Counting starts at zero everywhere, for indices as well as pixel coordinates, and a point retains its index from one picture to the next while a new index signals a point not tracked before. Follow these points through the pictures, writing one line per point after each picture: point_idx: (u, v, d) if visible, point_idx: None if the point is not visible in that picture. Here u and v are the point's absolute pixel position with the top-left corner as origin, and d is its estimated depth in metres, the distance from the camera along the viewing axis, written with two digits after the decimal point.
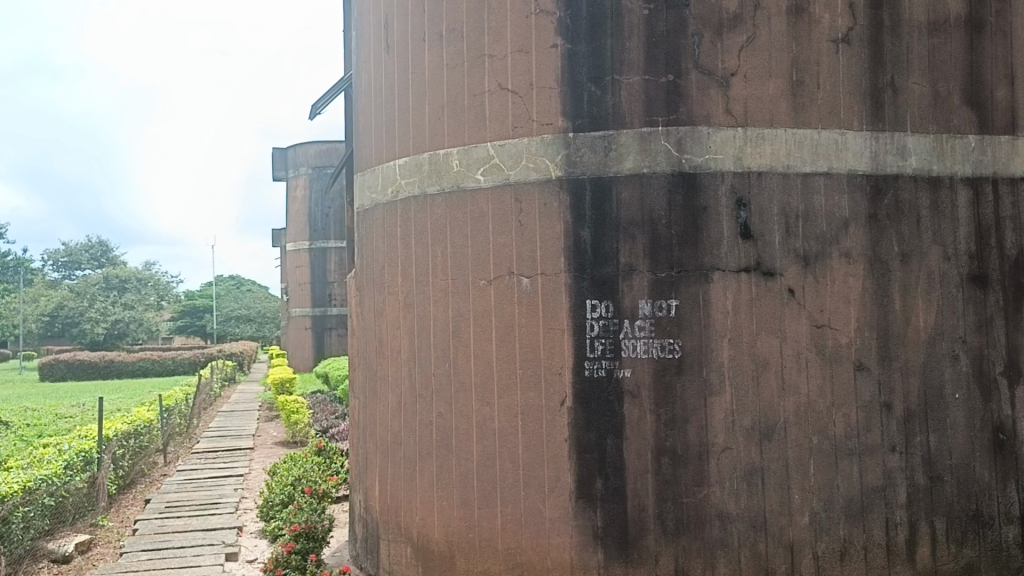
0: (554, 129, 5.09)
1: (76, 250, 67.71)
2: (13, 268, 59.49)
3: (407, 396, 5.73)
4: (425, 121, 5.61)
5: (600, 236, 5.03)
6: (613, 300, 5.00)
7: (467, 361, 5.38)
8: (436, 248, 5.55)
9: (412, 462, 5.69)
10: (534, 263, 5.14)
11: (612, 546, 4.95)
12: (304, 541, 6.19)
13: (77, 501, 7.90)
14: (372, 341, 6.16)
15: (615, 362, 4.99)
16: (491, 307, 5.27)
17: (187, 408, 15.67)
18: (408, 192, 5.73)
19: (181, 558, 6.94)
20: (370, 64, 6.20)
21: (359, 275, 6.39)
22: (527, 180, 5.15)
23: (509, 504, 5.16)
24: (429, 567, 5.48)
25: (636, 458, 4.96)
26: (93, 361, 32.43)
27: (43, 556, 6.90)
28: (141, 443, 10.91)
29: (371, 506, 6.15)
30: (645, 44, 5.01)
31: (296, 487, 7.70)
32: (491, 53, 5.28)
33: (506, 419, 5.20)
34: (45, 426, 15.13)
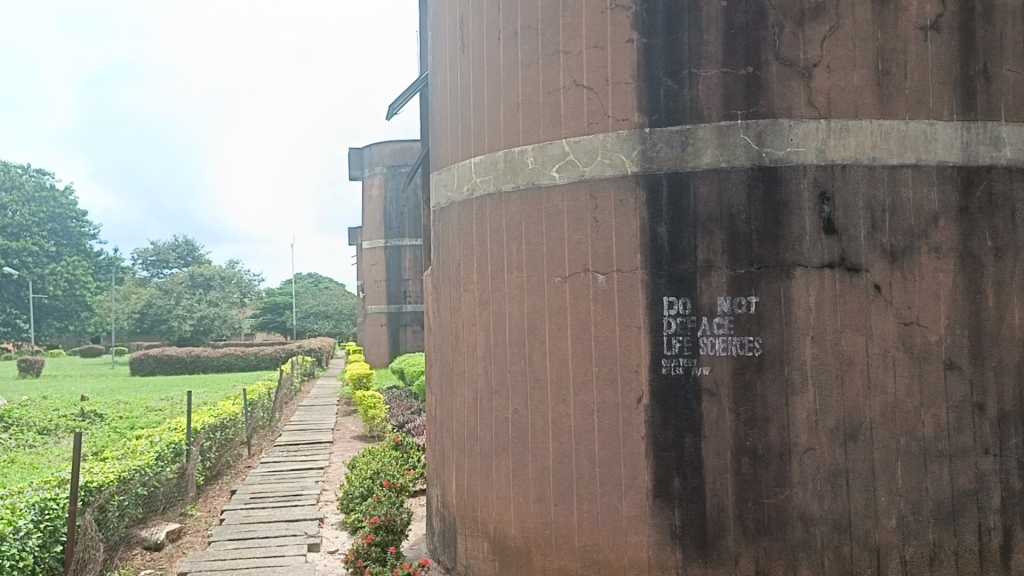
0: (630, 125, 5.05)
1: (164, 249, 70.48)
2: (107, 267, 62.33)
3: (484, 392, 5.78)
4: (501, 119, 5.64)
5: (677, 231, 4.96)
6: (690, 297, 4.93)
7: (542, 358, 5.38)
8: (511, 246, 5.57)
9: (488, 458, 5.73)
10: (609, 260, 5.11)
11: (691, 546, 4.89)
12: (383, 534, 6.33)
13: (168, 491, 8.21)
14: (449, 337, 6.23)
15: (693, 359, 4.93)
16: (567, 303, 5.26)
17: (270, 402, 16.13)
18: (484, 189, 5.77)
19: (266, 547, 7.15)
20: (446, 63, 6.26)
21: (436, 272, 6.47)
22: (602, 177, 5.12)
23: (586, 502, 5.15)
24: (506, 563, 5.52)
25: (715, 457, 4.89)
26: (181, 356, 33.70)
27: (137, 543, 7.20)
28: (227, 435, 11.29)
29: (448, 500, 6.23)
30: (724, 36, 4.92)
31: (375, 480, 7.85)
32: (566, 50, 5.27)
33: (582, 417, 5.19)
34: (136, 419, 15.79)
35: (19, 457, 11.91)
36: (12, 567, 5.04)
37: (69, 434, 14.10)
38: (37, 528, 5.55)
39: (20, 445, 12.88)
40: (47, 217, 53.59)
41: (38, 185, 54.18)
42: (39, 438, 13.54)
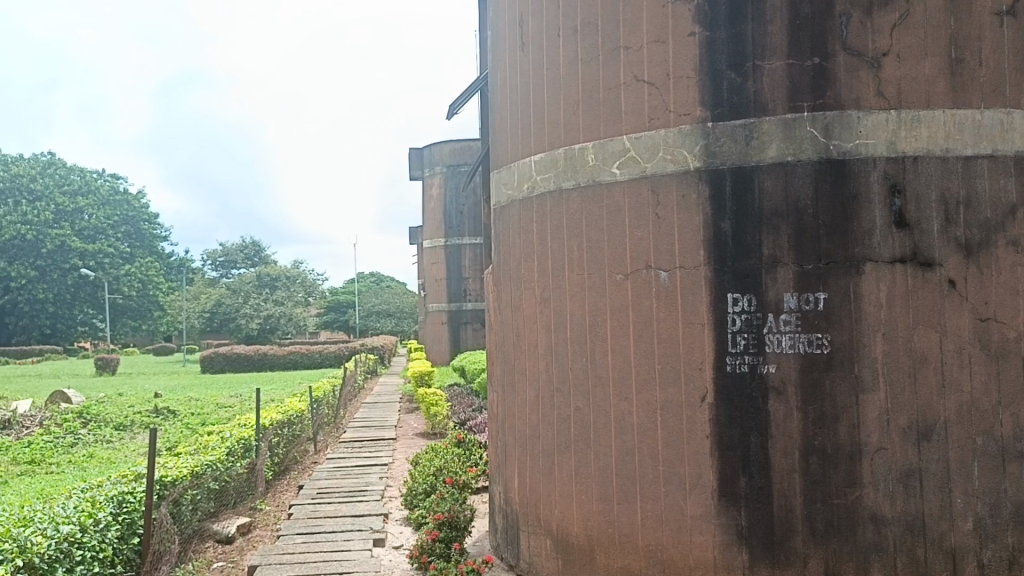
0: (693, 119, 4.99)
1: (232, 250, 72.32)
2: (178, 268, 64.25)
3: (545, 389, 5.78)
4: (562, 116, 5.63)
5: (741, 227, 4.89)
6: (756, 293, 4.85)
7: (604, 356, 5.36)
8: (572, 243, 5.56)
9: (550, 456, 5.73)
10: (672, 256, 5.05)
11: (757, 547, 4.81)
12: (447, 530, 6.42)
13: (238, 485, 8.43)
14: (510, 335, 6.25)
15: (759, 357, 4.85)
16: (629, 301, 5.22)
17: (334, 399, 16.41)
18: (544, 187, 5.77)
19: (332, 542, 7.28)
20: (506, 62, 6.27)
21: (497, 270, 6.49)
22: (664, 172, 5.07)
23: (650, 501, 5.11)
24: (569, 561, 5.51)
25: (782, 457, 4.80)
26: (248, 354, 34.55)
27: (209, 536, 7.41)
28: (294, 431, 11.53)
29: (510, 498, 6.24)
30: (788, 27, 4.82)
31: (438, 476, 7.97)
32: (626, 45, 5.22)
33: (645, 415, 5.15)
34: (207, 415, 16.25)
35: (98, 452, 12.37)
36: (93, 558, 5.22)
37: (144, 430, 14.59)
38: (116, 520, 5.72)
39: (98, 441, 13.37)
40: (121, 220, 55.44)
41: (112, 189, 56.03)
42: (116, 433, 14.04)
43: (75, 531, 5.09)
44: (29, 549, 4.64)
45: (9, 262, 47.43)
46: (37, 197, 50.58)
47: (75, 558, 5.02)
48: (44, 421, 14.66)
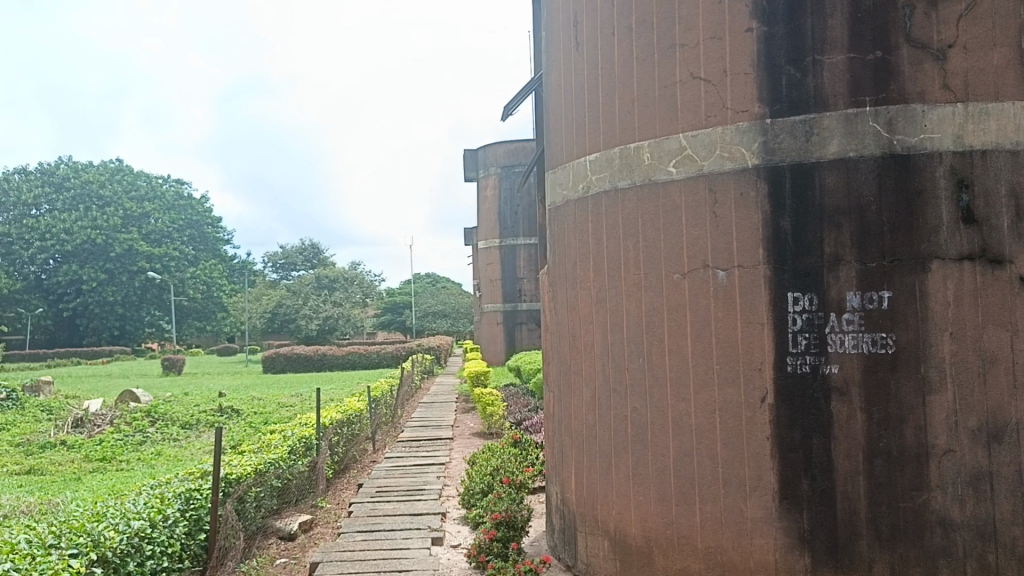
0: (751, 116, 4.92)
1: (292, 251, 73.69)
2: (240, 270, 65.74)
3: (602, 390, 5.76)
4: (617, 115, 5.61)
5: (802, 225, 4.80)
6: (817, 292, 4.77)
7: (661, 356, 5.32)
8: (628, 243, 5.53)
9: (608, 457, 5.71)
10: (730, 255, 4.99)
11: (820, 550, 4.73)
12: (505, 530, 6.45)
13: (300, 483, 8.60)
14: (566, 335, 6.24)
15: (821, 356, 4.77)
16: (686, 301, 5.17)
17: (392, 398, 16.60)
18: (600, 187, 5.75)
19: (392, 540, 7.37)
20: (561, 62, 6.26)
21: (552, 271, 6.50)
22: (721, 170, 5.01)
23: (709, 502, 5.05)
24: (627, 562, 5.48)
25: (846, 459, 4.71)
26: (308, 355, 35.17)
27: (272, 533, 7.59)
28: (353, 430, 11.71)
29: (568, 498, 6.24)
30: (849, 20, 4.72)
31: (495, 476, 8.00)
32: (682, 43, 5.17)
33: (703, 416, 5.10)
34: (269, 414, 16.59)
35: (166, 449, 12.74)
36: (162, 553, 5.37)
37: (209, 429, 14.98)
38: (184, 517, 5.88)
39: (166, 439, 13.76)
40: (186, 224, 56.93)
41: (176, 194, 57.59)
42: (183, 432, 14.44)
43: (145, 527, 5.24)
44: (102, 543, 4.79)
45: (81, 266, 49.11)
46: (107, 202, 52.47)
47: (145, 553, 5.17)
48: (115, 419, 15.15)
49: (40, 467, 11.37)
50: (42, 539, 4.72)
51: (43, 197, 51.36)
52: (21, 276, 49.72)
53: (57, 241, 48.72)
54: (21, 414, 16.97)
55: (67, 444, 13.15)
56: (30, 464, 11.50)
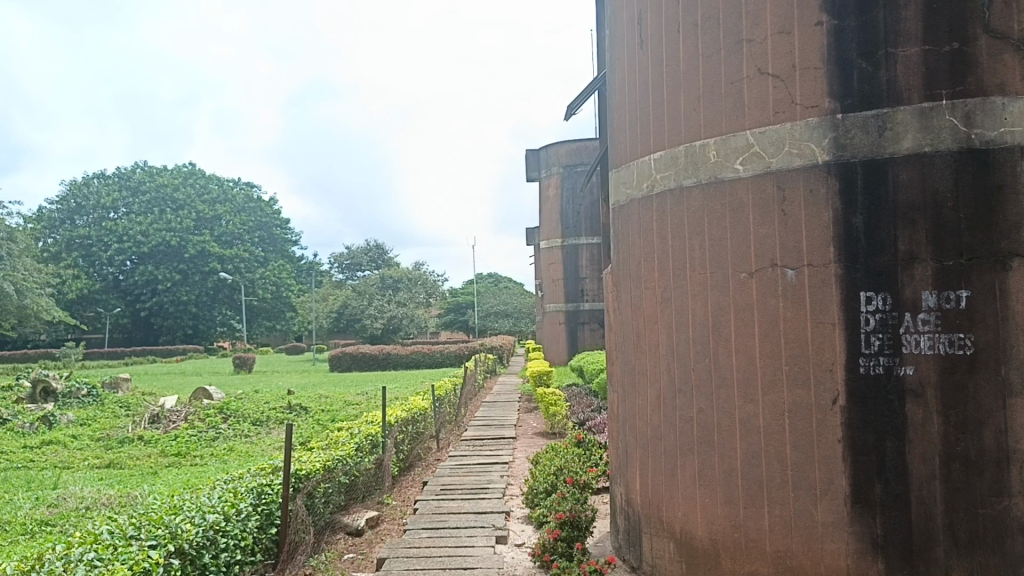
0: (821, 112, 4.82)
1: (358, 252, 74.95)
2: (307, 271, 67.12)
3: (667, 391, 5.71)
4: (682, 113, 5.55)
5: (874, 222, 4.68)
6: (891, 292, 4.64)
7: (728, 357, 5.24)
8: (693, 242, 5.47)
9: (673, 458, 5.66)
10: (799, 253, 4.90)
11: (894, 556, 4.62)
12: (569, 530, 6.44)
13: (366, 480, 8.74)
14: (630, 334, 6.21)
15: (895, 358, 4.64)
16: (754, 300, 5.09)
17: (456, 397, 16.74)
18: (664, 186, 5.70)
19: (456, 537, 7.43)
20: (625, 59, 6.22)
21: (616, 270, 6.47)
22: (790, 167, 4.92)
23: (778, 505, 4.97)
24: (694, 565, 5.43)
25: (921, 463, 4.58)
26: (373, 354, 35.74)
27: (340, 528, 7.73)
28: (418, 429, 11.82)
29: (633, 499, 6.20)
30: (924, 12, 4.58)
31: (558, 475, 8.00)
32: (749, 38, 5.09)
33: (772, 418, 5.01)
34: (337, 412, 16.89)
35: (238, 445, 13.09)
36: (235, 546, 5.52)
37: (278, 426, 15.34)
38: (256, 511, 6.02)
39: (238, 435, 14.15)
40: (256, 225, 58.34)
41: (246, 197, 59.06)
42: (254, 428, 14.81)
43: (219, 521, 5.37)
44: (179, 536, 4.94)
45: (156, 267, 50.76)
46: (181, 205, 54.13)
47: (219, 545, 5.31)
48: (189, 415, 15.63)
49: (119, 461, 11.80)
50: (123, 531, 4.90)
51: (121, 201, 53.29)
52: (101, 277, 51.67)
53: (133, 243, 50.46)
54: (101, 410, 17.64)
55: (144, 439, 13.62)
56: (110, 459, 11.94)
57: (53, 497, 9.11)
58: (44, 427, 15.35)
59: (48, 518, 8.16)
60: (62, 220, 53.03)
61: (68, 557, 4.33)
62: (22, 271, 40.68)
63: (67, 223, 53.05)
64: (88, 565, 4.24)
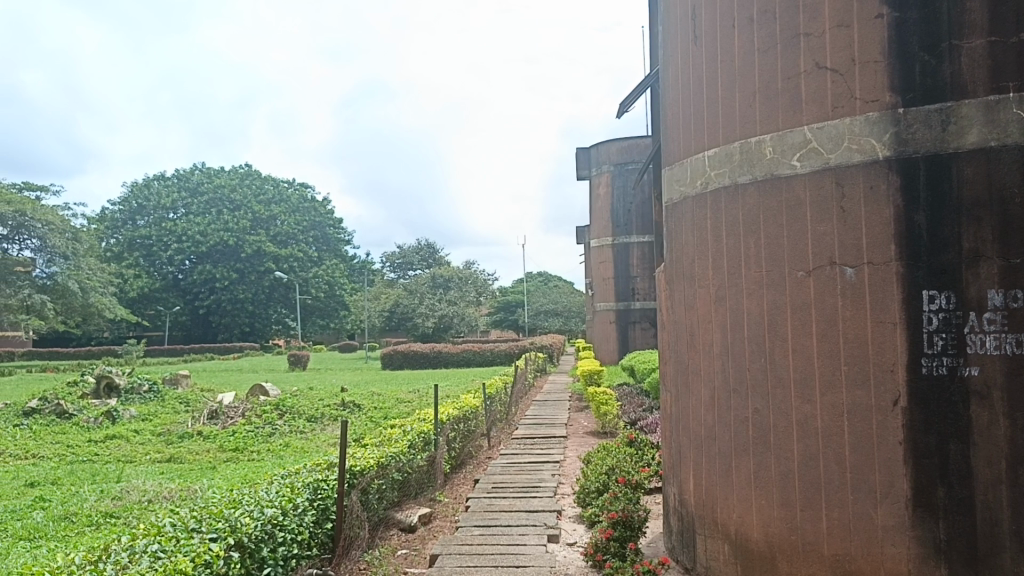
0: (881, 106, 4.71)
1: (409, 251, 75.65)
2: (359, 270, 67.93)
3: (721, 390, 5.64)
4: (737, 109, 5.47)
5: (938, 219, 4.56)
6: (955, 291, 4.52)
7: (785, 357, 5.16)
8: (749, 240, 5.39)
9: (727, 459, 5.59)
10: (859, 252, 4.79)
11: (958, 562, 4.49)
12: (621, 529, 6.39)
13: (419, 477, 8.82)
14: (684, 333, 6.15)
15: (958, 358, 4.51)
16: (811, 299, 5.00)
17: (507, 396, 16.78)
18: (719, 183, 5.63)
19: (508, 536, 7.45)
20: (678, 56, 6.16)
21: (669, 268, 6.41)
22: (849, 163, 4.82)
23: (836, 508, 4.87)
24: (749, 566, 5.36)
25: (986, 467, 4.44)
26: (424, 352, 36.04)
27: (394, 525, 7.82)
28: (469, 427, 11.88)
29: (686, 499, 6.14)
30: (990, 2, 4.45)
31: (610, 475, 7.93)
32: (806, 32, 5.00)
33: (830, 419, 4.92)
34: (389, 409, 17.08)
35: (294, 441, 13.32)
36: (293, 540, 5.60)
37: (332, 422, 15.57)
38: (313, 506, 6.11)
39: (293, 431, 14.40)
40: (310, 225, 59.24)
41: (300, 197, 60.02)
42: (309, 424, 15.05)
43: (277, 514, 5.46)
44: (239, 529, 5.04)
45: (214, 266, 51.92)
46: (238, 205, 55.24)
47: (277, 539, 5.40)
48: (247, 411, 15.96)
49: (179, 455, 12.10)
50: (186, 523, 5.02)
51: (180, 201, 54.63)
52: (161, 276, 53.05)
53: (192, 243, 51.68)
54: (162, 405, 18.12)
55: (203, 434, 13.94)
56: (171, 453, 12.26)
57: (118, 490, 9.38)
58: (108, 422, 15.82)
59: (112, 510, 8.41)
60: (124, 221, 54.57)
61: (134, 549, 4.45)
62: (87, 270, 42.03)
63: (128, 223, 54.59)
64: (152, 557, 4.36)
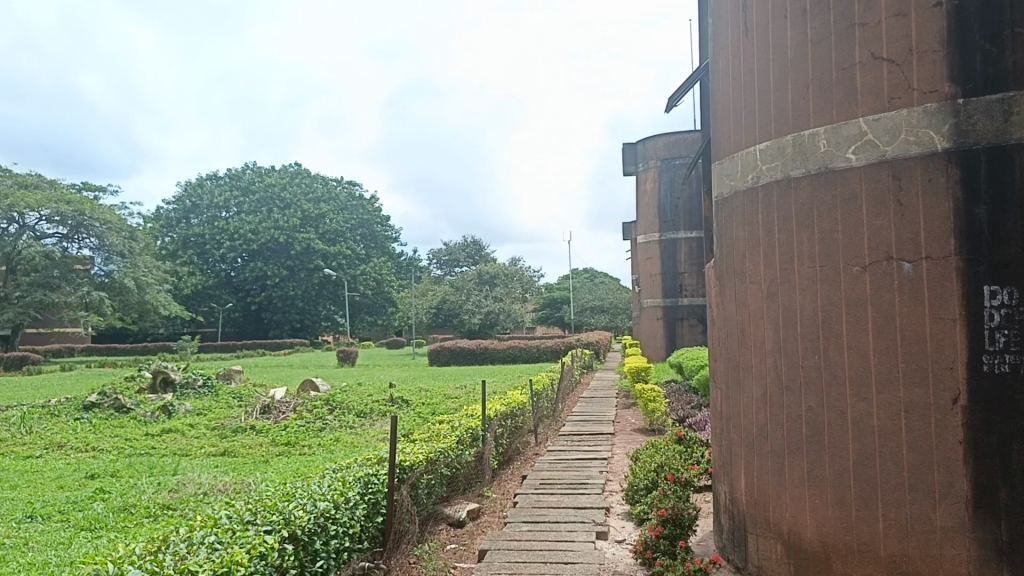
0: (940, 97, 4.60)
1: (455, 248, 76.06)
2: (407, 267, 68.49)
3: (774, 388, 5.56)
4: (789, 101, 5.38)
5: (999, 212, 4.44)
6: (1018, 286, 4.40)
7: (840, 354, 5.06)
8: (802, 235, 5.29)
9: (780, 458, 5.50)
10: (917, 246, 4.68)
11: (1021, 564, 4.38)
12: (671, 527, 6.33)
13: (467, 472, 8.86)
14: (735, 330, 6.07)
15: (1022, 355, 4.39)
16: (867, 295, 4.90)
17: (553, 392, 16.78)
18: (770, 177, 5.55)
19: (556, 532, 7.45)
20: (728, 48, 6.07)
21: (719, 264, 6.33)
22: (906, 155, 4.71)
23: (893, 509, 4.77)
24: (802, 566, 5.28)
25: None
26: (471, 349, 36.23)
27: (443, 519, 7.87)
28: (517, 423, 11.89)
29: (737, 498, 6.07)
30: None
31: (659, 472, 7.85)
32: (861, 22, 4.89)
33: (887, 417, 4.81)
34: (437, 405, 17.21)
35: (344, 436, 13.50)
36: (344, 533, 5.68)
37: (381, 417, 15.74)
38: (364, 500, 6.17)
39: (343, 426, 14.59)
40: (358, 223, 59.88)
41: (349, 195, 60.65)
42: (358, 419, 15.23)
43: (330, 508, 5.53)
44: (292, 521, 5.11)
45: (265, 264, 52.81)
46: (288, 204, 56.08)
47: (330, 532, 5.47)
48: (298, 406, 16.22)
49: (233, 449, 12.34)
50: (241, 516, 5.12)
51: (232, 200, 55.62)
52: (214, 274, 54.15)
53: (244, 241, 52.64)
54: (216, 400, 18.52)
55: (256, 428, 14.21)
56: (224, 447, 12.51)
57: (174, 483, 9.60)
58: (164, 416, 16.21)
59: (170, 502, 8.62)
60: (178, 220, 55.82)
61: (192, 540, 4.55)
62: (144, 268, 43.08)
63: (182, 222, 55.82)
64: (209, 548, 4.45)
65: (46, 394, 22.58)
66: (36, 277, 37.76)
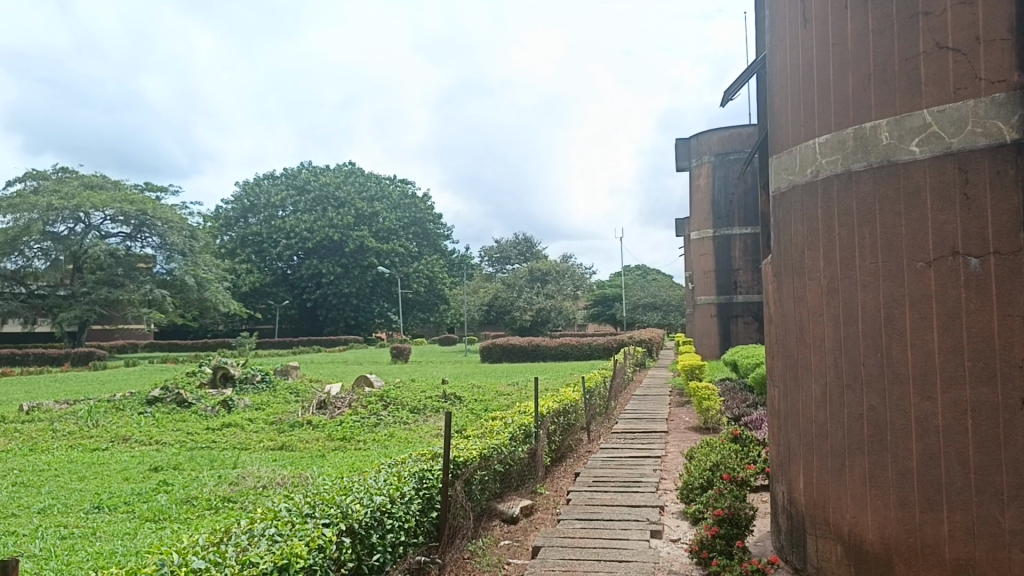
0: (1009, 87, 4.47)
1: (507, 245, 76.18)
2: (459, 264, 68.84)
3: (834, 386, 5.44)
4: (849, 93, 5.25)
5: None
6: None
7: (903, 352, 4.93)
8: (864, 230, 5.17)
9: (840, 458, 5.39)
10: (985, 241, 4.54)
11: None
12: (728, 527, 6.26)
13: (519, 469, 8.87)
14: (793, 327, 5.96)
15: None
16: (932, 292, 4.77)
17: (606, 389, 16.69)
18: (830, 170, 5.43)
19: (610, 530, 7.42)
20: (785, 41, 5.97)
21: (777, 260, 6.22)
22: (973, 147, 4.58)
23: (958, 511, 4.64)
24: (864, 568, 5.16)
25: None
26: (523, 346, 36.27)
27: (496, 515, 7.89)
28: (569, 420, 11.85)
29: (795, 498, 5.96)
30: None
31: (715, 471, 7.77)
32: (925, 11, 4.77)
33: (952, 417, 4.68)
34: (490, 401, 17.27)
35: (398, 431, 13.63)
36: (400, 528, 5.73)
37: (434, 414, 15.85)
38: (419, 494, 6.22)
39: (397, 422, 14.74)
40: (411, 221, 60.36)
41: (403, 194, 61.12)
42: (412, 415, 15.37)
43: (386, 502, 5.59)
44: (349, 515, 5.17)
45: (320, 262, 53.59)
46: (342, 203, 56.81)
47: (386, 526, 5.53)
48: (353, 402, 16.43)
49: (290, 443, 12.55)
50: (300, 508, 5.21)
51: (288, 199, 56.54)
52: (271, 271, 55.15)
53: (300, 239, 53.51)
54: (274, 395, 18.87)
55: (313, 423, 14.43)
56: (282, 441, 12.73)
57: (234, 475, 9.81)
58: (224, 411, 16.57)
59: (230, 495, 8.81)
60: (237, 219, 56.99)
61: (253, 532, 4.65)
62: (204, 266, 44.08)
63: (240, 221, 56.97)
64: (269, 540, 4.53)
65: (111, 388, 23.26)
66: (101, 275, 38.94)
